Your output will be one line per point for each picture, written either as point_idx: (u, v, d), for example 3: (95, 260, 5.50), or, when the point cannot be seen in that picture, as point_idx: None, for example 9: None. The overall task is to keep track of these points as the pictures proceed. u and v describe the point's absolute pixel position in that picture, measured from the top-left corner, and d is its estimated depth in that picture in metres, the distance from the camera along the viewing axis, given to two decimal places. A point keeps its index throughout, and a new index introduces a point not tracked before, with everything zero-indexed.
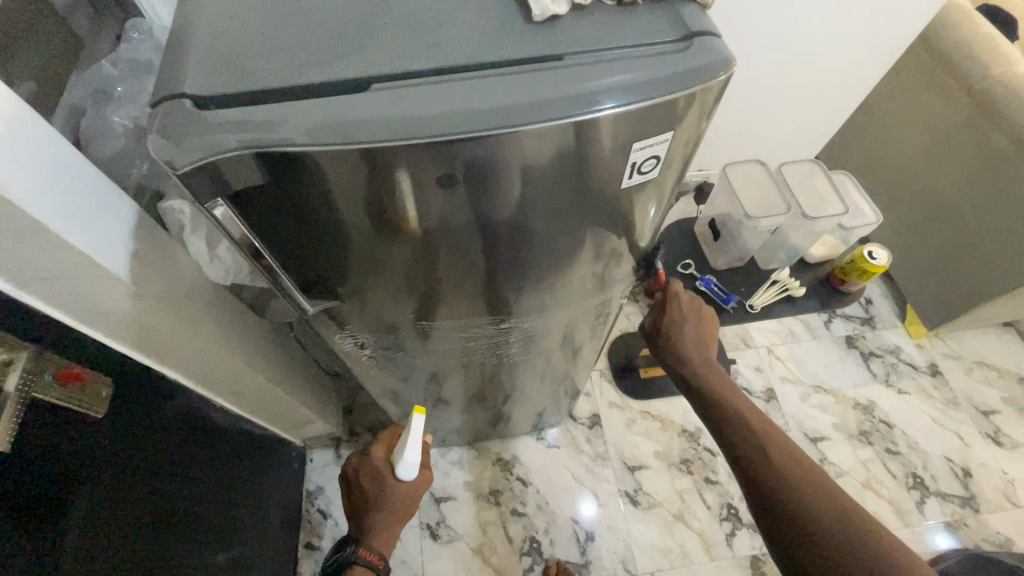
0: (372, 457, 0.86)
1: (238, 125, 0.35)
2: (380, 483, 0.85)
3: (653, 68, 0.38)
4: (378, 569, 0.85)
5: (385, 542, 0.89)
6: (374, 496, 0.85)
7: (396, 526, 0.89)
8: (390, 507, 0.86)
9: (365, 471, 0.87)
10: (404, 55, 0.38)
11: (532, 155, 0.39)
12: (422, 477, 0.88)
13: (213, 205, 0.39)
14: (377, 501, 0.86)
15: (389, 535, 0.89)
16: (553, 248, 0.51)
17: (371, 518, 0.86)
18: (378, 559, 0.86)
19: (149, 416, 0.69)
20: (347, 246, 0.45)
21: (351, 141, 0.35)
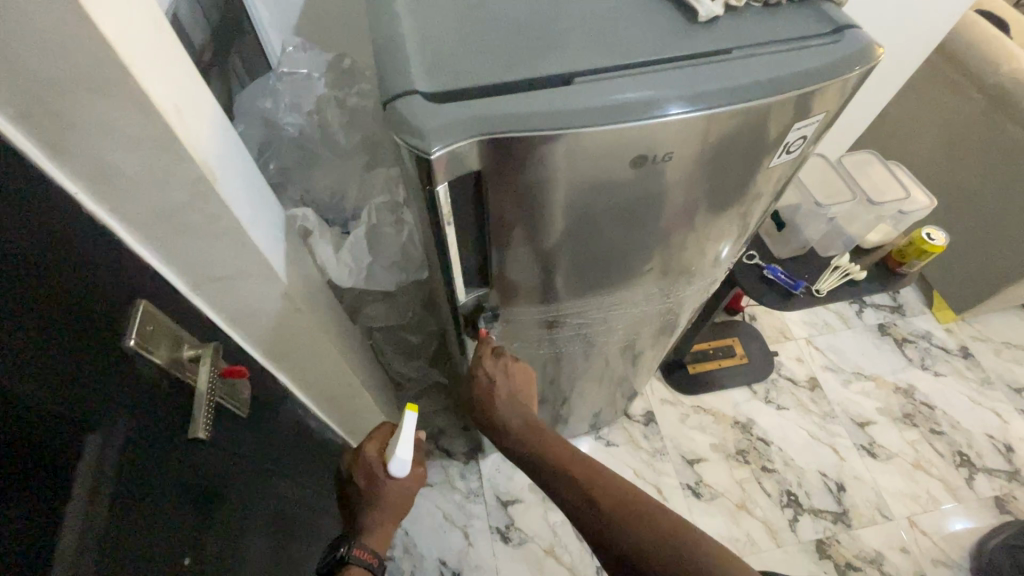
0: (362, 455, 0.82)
1: (474, 113, 0.39)
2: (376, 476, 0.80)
3: (814, 55, 0.44)
4: (372, 567, 0.74)
5: (380, 543, 0.80)
6: (368, 494, 0.80)
7: (390, 525, 0.81)
8: (387, 500, 0.80)
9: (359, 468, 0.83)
10: (596, 53, 0.44)
11: (711, 135, 0.44)
12: (418, 470, 0.83)
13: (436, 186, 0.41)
14: (372, 497, 0.80)
15: (383, 534, 0.80)
16: (685, 224, 0.58)
17: (365, 515, 0.79)
18: (371, 556, 0.75)
19: (272, 418, 0.72)
20: (526, 231, 0.50)
21: (574, 126, 0.40)
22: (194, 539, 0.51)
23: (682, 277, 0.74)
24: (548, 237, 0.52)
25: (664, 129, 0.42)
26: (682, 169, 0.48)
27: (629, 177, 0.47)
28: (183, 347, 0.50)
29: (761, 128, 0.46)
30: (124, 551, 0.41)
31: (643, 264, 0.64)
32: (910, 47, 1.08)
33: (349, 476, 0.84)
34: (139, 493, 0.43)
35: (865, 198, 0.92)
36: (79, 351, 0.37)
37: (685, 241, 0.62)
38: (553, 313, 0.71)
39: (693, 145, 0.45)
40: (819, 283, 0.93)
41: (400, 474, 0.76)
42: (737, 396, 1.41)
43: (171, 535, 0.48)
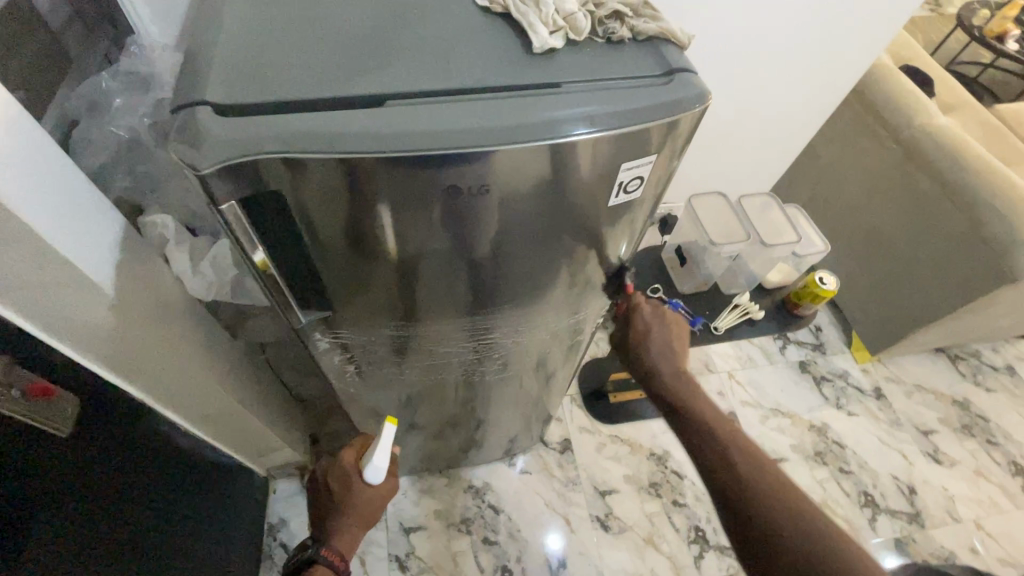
0: (341, 459, 0.80)
1: (257, 131, 0.38)
2: (350, 485, 0.78)
3: (639, 97, 0.43)
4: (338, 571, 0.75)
5: (350, 544, 0.79)
6: (339, 496, 0.78)
7: (361, 532, 0.79)
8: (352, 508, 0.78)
9: (334, 473, 0.80)
10: (415, 76, 0.42)
11: (529, 171, 0.43)
12: (389, 483, 0.81)
13: (224, 207, 0.41)
14: (341, 500, 0.78)
15: (354, 541, 0.78)
16: (540, 261, 0.56)
17: (336, 520, 0.77)
18: (339, 559, 0.75)
19: (115, 436, 0.66)
20: (352, 255, 0.48)
21: (363, 152, 0.38)
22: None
23: (557, 312, 0.73)
24: (377, 264, 0.50)
25: (467, 162, 0.40)
26: (509, 205, 0.45)
27: (447, 210, 0.45)
28: None
29: (588, 168, 0.45)
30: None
31: (505, 298, 0.62)
32: (815, 88, 1.13)
33: (323, 479, 0.82)
34: None
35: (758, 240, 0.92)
36: None
37: (551, 276, 0.60)
38: (415, 339, 0.68)
39: (510, 182, 0.43)
40: (717, 321, 0.95)
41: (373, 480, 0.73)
42: (656, 427, 1.40)
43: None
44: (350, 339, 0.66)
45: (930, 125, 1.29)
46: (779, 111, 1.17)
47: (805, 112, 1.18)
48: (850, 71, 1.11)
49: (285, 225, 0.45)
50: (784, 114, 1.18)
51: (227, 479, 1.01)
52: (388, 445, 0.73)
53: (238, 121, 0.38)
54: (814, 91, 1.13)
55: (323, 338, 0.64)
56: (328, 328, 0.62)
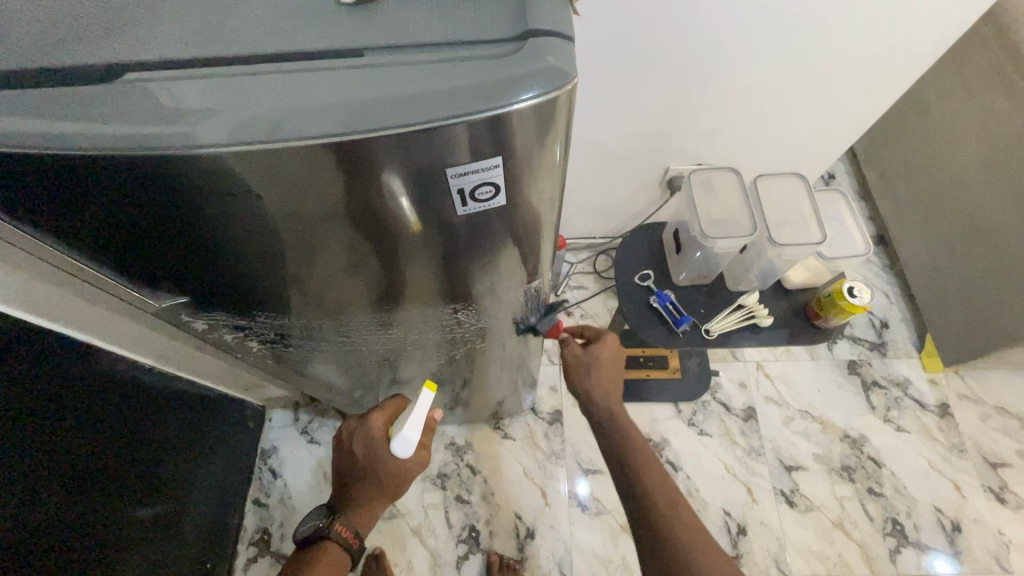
0: (370, 424, 0.85)
1: (5, 115, 0.34)
2: (374, 453, 0.84)
3: (462, 71, 0.34)
4: (350, 546, 0.86)
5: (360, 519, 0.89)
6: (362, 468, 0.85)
7: (375, 505, 0.89)
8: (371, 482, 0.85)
9: (359, 436, 0.86)
10: (205, 43, 0.37)
11: (333, 164, 0.36)
12: (418, 457, 0.86)
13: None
14: (363, 472, 0.85)
15: (366, 513, 0.89)
16: (401, 251, 0.47)
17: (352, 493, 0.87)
18: (352, 536, 0.87)
19: (57, 379, 0.70)
20: (169, 240, 0.43)
21: (149, 148, 0.34)
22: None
23: (482, 304, 0.67)
24: (204, 249, 0.45)
25: (275, 158, 0.35)
26: (333, 193, 0.38)
27: (252, 205, 0.39)
28: None
29: (420, 161, 0.36)
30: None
31: (394, 285, 0.55)
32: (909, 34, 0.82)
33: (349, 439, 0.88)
34: None
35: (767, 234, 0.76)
36: None
37: (442, 266, 0.52)
38: (316, 322, 0.64)
39: (330, 173, 0.36)
40: (712, 322, 0.80)
41: (402, 452, 0.76)
42: (658, 412, 1.30)
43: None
44: (235, 326, 0.61)
45: None
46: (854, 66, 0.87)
47: (894, 66, 0.87)
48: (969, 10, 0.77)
49: (70, 209, 0.40)
50: (860, 71, 0.88)
51: (208, 411, 1.07)
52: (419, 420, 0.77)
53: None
54: (905, 40, 0.83)
55: (203, 321, 0.60)
56: (206, 314, 0.58)
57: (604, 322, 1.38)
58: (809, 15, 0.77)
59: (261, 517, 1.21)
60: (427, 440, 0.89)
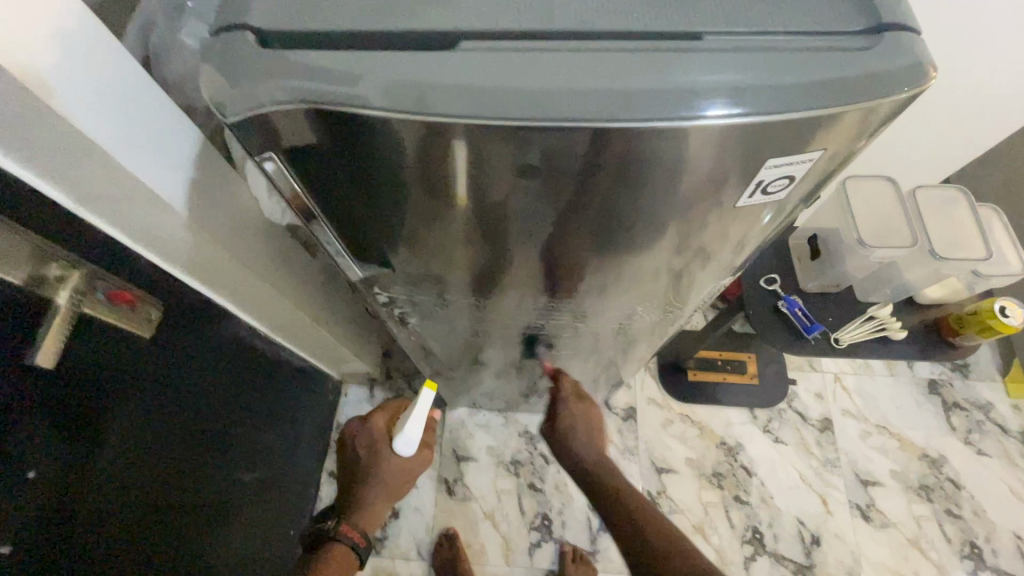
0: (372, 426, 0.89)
1: (301, 76, 0.33)
2: (377, 451, 0.88)
3: (794, 71, 0.33)
4: (359, 547, 0.88)
5: (369, 520, 0.90)
6: (368, 465, 0.88)
7: (381, 506, 0.90)
8: (379, 480, 0.88)
9: (361, 439, 0.90)
10: (518, 12, 0.35)
11: (619, 150, 0.35)
12: (421, 457, 0.88)
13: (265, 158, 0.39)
14: (370, 470, 0.88)
15: (373, 516, 0.90)
16: (617, 239, 0.47)
17: (359, 495, 0.89)
18: (360, 538, 0.88)
19: (196, 337, 0.72)
20: (410, 221, 0.45)
21: (309, 99, 0.34)
22: (34, 468, 0.51)
23: (642, 283, 0.65)
24: (410, 220, 0.45)
25: (438, 135, 0.34)
26: (497, 182, 0.38)
27: (508, 188, 0.39)
28: (49, 265, 0.47)
29: (700, 152, 0.36)
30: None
31: (571, 271, 0.55)
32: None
33: (348, 442, 0.93)
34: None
35: (927, 247, 0.75)
36: None
37: (643, 257, 0.51)
38: (469, 292, 0.65)
39: (487, 156, 0.36)
40: (841, 332, 0.79)
41: (404, 451, 0.80)
42: (733, 416, 1.29)
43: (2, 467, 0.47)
44: (408, 300, 0.68)
45: None
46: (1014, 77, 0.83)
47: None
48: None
49: (336, 187, 0.42)
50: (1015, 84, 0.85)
51: (299, 380, 1.08)
52: (422, 416, 0.78)
53: (286, 63, 0.34)
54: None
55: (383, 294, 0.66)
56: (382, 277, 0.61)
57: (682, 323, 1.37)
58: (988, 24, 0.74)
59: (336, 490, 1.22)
60: (429, 440, 0.92)
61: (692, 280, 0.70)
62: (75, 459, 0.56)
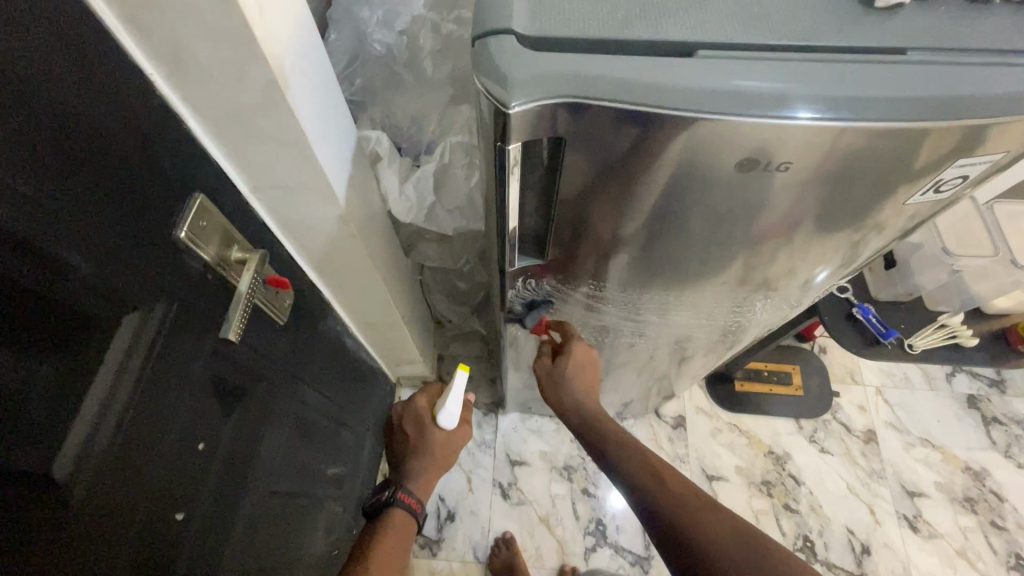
0: (416, 404, 0.91)
1: (552, 75, 0.34)
2: (422, 430, 0.89)
3: (994, 81, 0.34)
4: (416, 513, 0.82)
5: (423, 490, 0.86)
6: (415, 441, 0.89)
7: (432, 473, 0.87)
8: (427, 452, 0.87)
9: (408, 417, 0.92)
10: (731, 23, 0.36)
11: (822, 156, 0.37)
12: (462, 430, 0.90)
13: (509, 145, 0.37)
14: (417, 445, 0.89)
15: (427, 483, 0.86)
16: (780, 241, 0.50)
17: (413, 464, 0.87)
18: (416, 504, 0.83)
19: (309, 327, 0.75)
20: (589, 223, 0.47)
21: (565, 96, 0.34)
22: (205, 439, 0.53)
23: (765, 289, 0.67)
24: (606, 222, 0.46)
25: (623, 126, 0.35)
26: (670, 177, 0.39)
27: (708, 193, 0.41)
28: (232, 249, 0.51)
29: (877, 154, 0.37)
30: (140, 444, 0.43)
31: (710, 275, 0.58)
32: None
33: (398, 423, 0.94)
34: (178, 370, 0.47)
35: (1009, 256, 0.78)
36: (142, 241, 0.40)
37: (774, 257, 0.55)
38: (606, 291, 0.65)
39: (660, 150, 0.37)
40: (914, 338, 0.83)
41: (449, 424, 0.85)
42: (780, 427, 1.32)
43: (189, 433, 0.50)
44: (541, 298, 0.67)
45: None
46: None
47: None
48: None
49: (531, 180, 0.43)
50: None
51: (369, 379, 1.11)
52: (459, 393, 0.85)
53: (541, 60, 0.34)
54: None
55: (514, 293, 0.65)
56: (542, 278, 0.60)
57: None
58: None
59: None
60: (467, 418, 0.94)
61: (811, 287, 0.71)
62: (228, 434, 0.58)
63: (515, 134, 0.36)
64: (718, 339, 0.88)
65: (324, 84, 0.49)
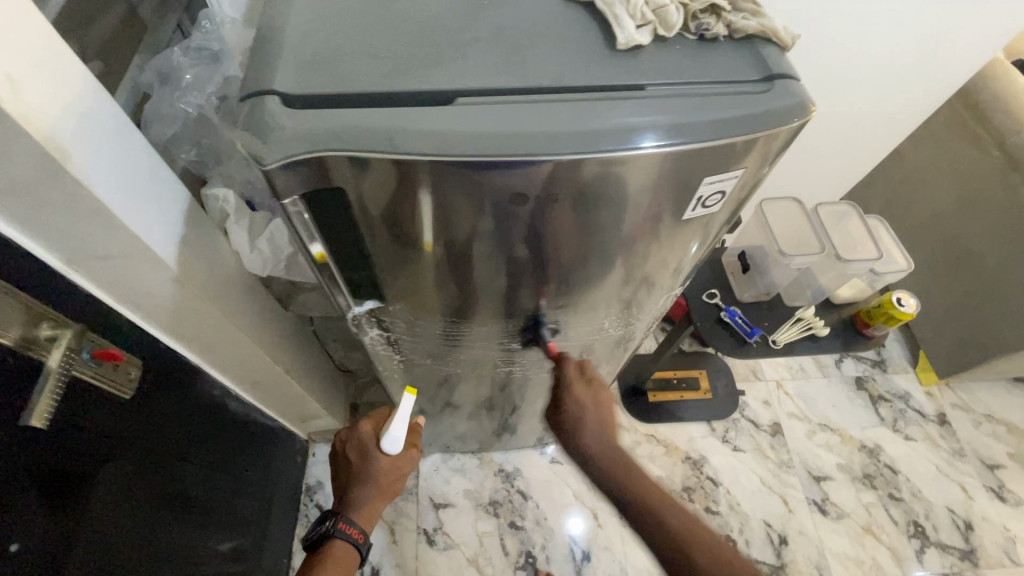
0: (359, 430, 0.82)
1: (308, 129, 0.36)
2: (367, 458, 0.81)
3: (724, 107, 0.38)
4: (359, 544, 0.80)
5: (368, 520, 0.83)
6: (358, 471, 0.82)
7: (379, 502, 0.83)
8: (373, 481, 0.82)
9: (352, 445, 0.83)
10: (490, 71, 0.39)
11: (592, 183, 0.39)
12: (410, 455, 0.85)
13: (288, 202, 0.40)
14: (362, 474, 0.82)
15: (371, 511, 0.82)
16: (604, 264, 0.52)
17: (357, 493, 0.81)
18: (359, 535, 0.80)
19: (174, 395, 0.70)
20: (412, 262, 0.48)
21: (327, 149, 0.35)
22: (19, 541, 0.48)
23: (626, 302, 0.70)
24: (429, 258, 0.47)
25: (396, 172, 0.37)
26: (460, 215, 0.41)
27: (508, 227, 0.43)
28: (40, 326, 0.47)
29: (641, 180, 0.40)
30: None
31: (555, 298, 0.60)
32: (935, 81, 0.96)
33: (342, 448, 0.85)
34: None
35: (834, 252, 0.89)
36: None
37: (609, 279, 0.58)
38: (476, 324, 0.65)
39: (438, 191, 0.39)
40: (778, 333, 0.88)
41: (392, 452, 0.76)
42: (694, 431, 1.37)
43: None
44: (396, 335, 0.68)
45: None
46: (885, 108, 1.01)
47: (916, 108, 1.02)
48: (979, 61, 0.93)
49: (341, 229, 0.44)
50: (888, 113, 1.02)
51: (268, 441, 1.05)
52: (405, 416, 0.76)
53: (297, 118, 0.36)
54: (927, 89, 0.98)
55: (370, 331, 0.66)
56: (379, 316, 0.61)
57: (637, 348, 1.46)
58: (873, 49, 0.89)
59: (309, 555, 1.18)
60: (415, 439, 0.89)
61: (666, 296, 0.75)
62: (59, 529, 0.53)
63: (288, 185, 0.38)
64: (605, 356, 0.91)
65: (121, 147, 0.47)
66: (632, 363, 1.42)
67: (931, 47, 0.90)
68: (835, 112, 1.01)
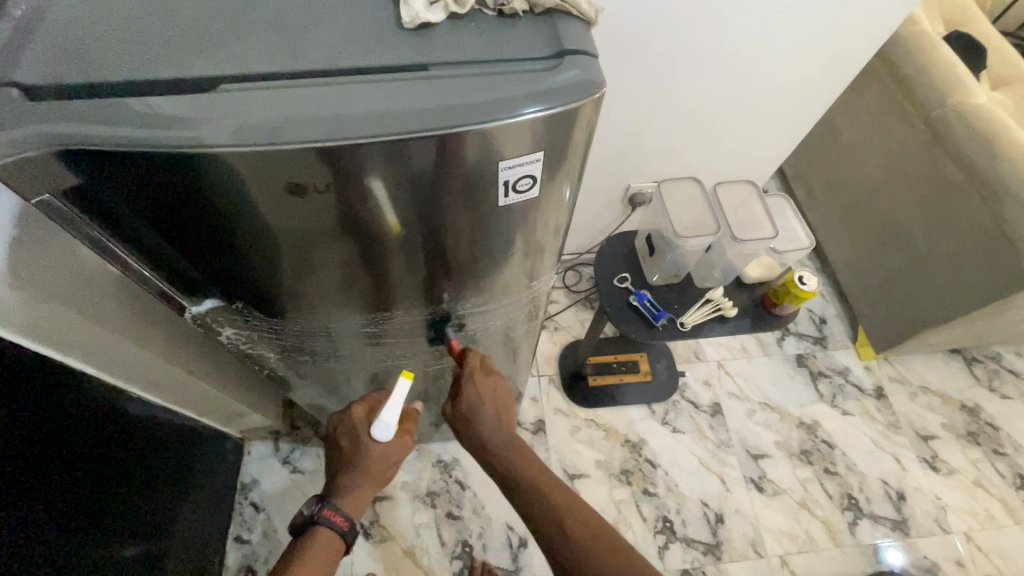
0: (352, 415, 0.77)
1: (47, 120, 0.35)
2: (358, 443, 0.76)
3: (506, 85, 0.37)
4: (343, 534, 0.74)
5: (356, 507, 0.77)
6: (348, 456, 0.76)
7: (368, 489, 0.77)
8: (360, 468, 0.76)
9: (344, 430, 0.78)
10: (265, 54, 0.38)
11: (376, 168, 0.38)
12: (401, 442, 0.78)
13: (41, 198, 0.39)
14: (351, 460, 0.76)
15: (360, 498, 0.77)
16: (445, 254, 0.51)
17: (344, 478, 0.76)
18: (344, 523, 0.75)
19: (55, 402, 0.67)
20: (229, 254, 0.46)
21: (47, 143, 0.35)
22: None
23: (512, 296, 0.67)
24: (245, 251, 0.46)
25: (151, 165, 0.36)
26: (245, 205, 0.40)
27: (304, 215, 0.41)
28: None
29: (427, 167, 0.39)
30: None
31: (410, 291, 0.57)
32: (843, 56, 0.95)
33: (334, 433, 0.79)
34: None
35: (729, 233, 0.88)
36: None
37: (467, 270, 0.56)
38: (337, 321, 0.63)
39: (209, 180, 0.37)
40: (685, 316, 0.88)
41: (383, 437, 0.71)
42: (634, 414, 1.37)
43: None
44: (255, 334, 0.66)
45: (966, 104, 1.12)
46: (797, 84, 1.00)
47: (829, 83, 1.01)
48: (886, 37, 0.93)
49: (134, 224, 0.43)
50: (801, 89, 1.01)
51: (187, 443, 1.03)
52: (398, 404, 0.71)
53: (39, 110, 0.35)
54: (836, 63, 0.97)
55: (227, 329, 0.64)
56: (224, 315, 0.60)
57: (578, 333, 1.46)
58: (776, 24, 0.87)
59: (244, 554, 1.17)
60: (411, 428, 0.82)
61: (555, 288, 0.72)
62: None
63: (34, 185, 0.37)
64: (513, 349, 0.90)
65: None
66: (572, 349, 1.42)
67: (835, 21, 0.88)
68: (748, 89, 1.00)
